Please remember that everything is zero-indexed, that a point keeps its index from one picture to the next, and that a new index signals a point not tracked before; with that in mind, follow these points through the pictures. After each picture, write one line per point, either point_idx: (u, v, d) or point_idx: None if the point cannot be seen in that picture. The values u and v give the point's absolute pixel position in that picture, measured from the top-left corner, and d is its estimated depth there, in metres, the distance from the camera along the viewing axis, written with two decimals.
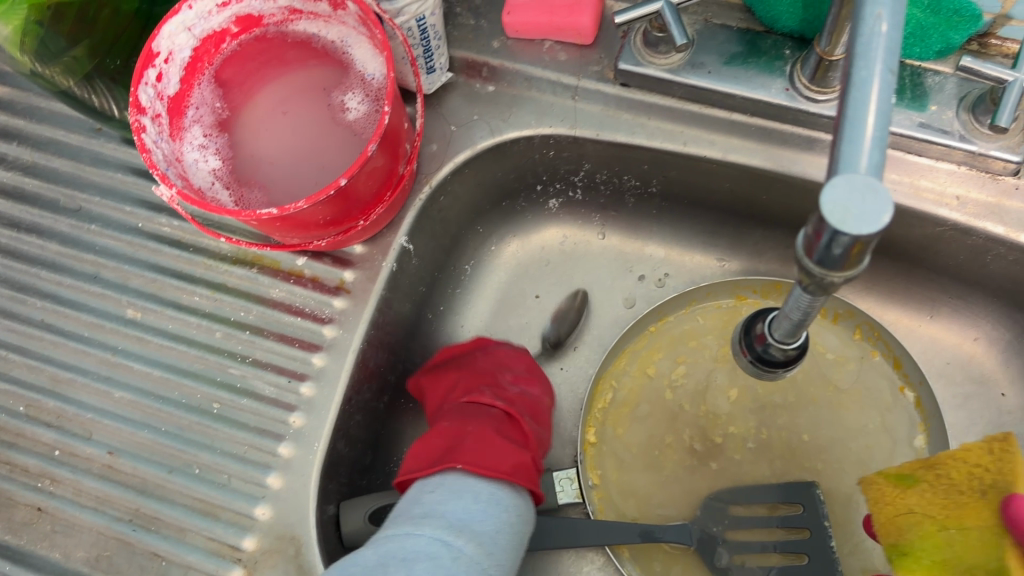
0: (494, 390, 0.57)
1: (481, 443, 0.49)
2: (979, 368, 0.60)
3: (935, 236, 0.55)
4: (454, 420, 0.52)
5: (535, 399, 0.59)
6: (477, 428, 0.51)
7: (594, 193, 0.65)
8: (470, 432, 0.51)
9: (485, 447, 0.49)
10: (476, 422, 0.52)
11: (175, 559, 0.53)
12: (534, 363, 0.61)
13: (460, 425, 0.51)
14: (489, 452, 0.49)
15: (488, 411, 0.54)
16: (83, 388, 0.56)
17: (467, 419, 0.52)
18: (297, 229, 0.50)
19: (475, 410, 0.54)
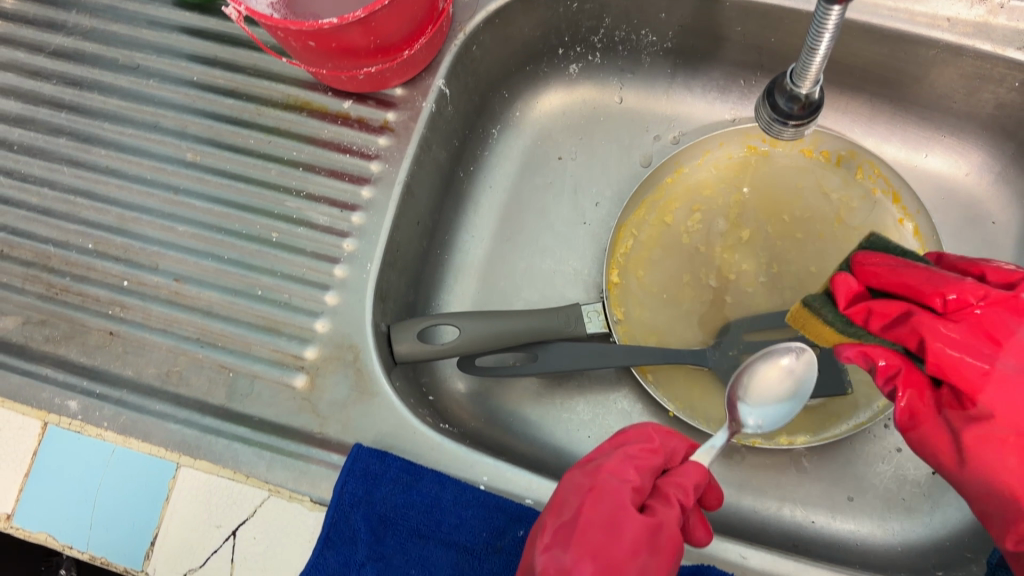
0: (595, 457, 0.52)
1: (565, 525, 0.47)
2: (971, 197, 0.66)
3: (929, 63, 0.60)
4: (560, 493, 0.49)
5: (643, 459, 0.51)
6: (557, 516, 0.48)
7: (612, 55, 0.70)
8: (558, 526, 0.47)
9: (584, 540, 0.46)
10: (564, 508, 0.48)
11: (241, 370, 0.57)
12: (653, 448, 0.51)
13: (547, 516, 0.48)
14: (608, 556, 0.45)
15: (571, 485, 0.50)
16: (148, 225, 0.61)
17: (558, 506, 0.48)
18: (350, 54, 0.55)
19: (563, 486, 0.50)
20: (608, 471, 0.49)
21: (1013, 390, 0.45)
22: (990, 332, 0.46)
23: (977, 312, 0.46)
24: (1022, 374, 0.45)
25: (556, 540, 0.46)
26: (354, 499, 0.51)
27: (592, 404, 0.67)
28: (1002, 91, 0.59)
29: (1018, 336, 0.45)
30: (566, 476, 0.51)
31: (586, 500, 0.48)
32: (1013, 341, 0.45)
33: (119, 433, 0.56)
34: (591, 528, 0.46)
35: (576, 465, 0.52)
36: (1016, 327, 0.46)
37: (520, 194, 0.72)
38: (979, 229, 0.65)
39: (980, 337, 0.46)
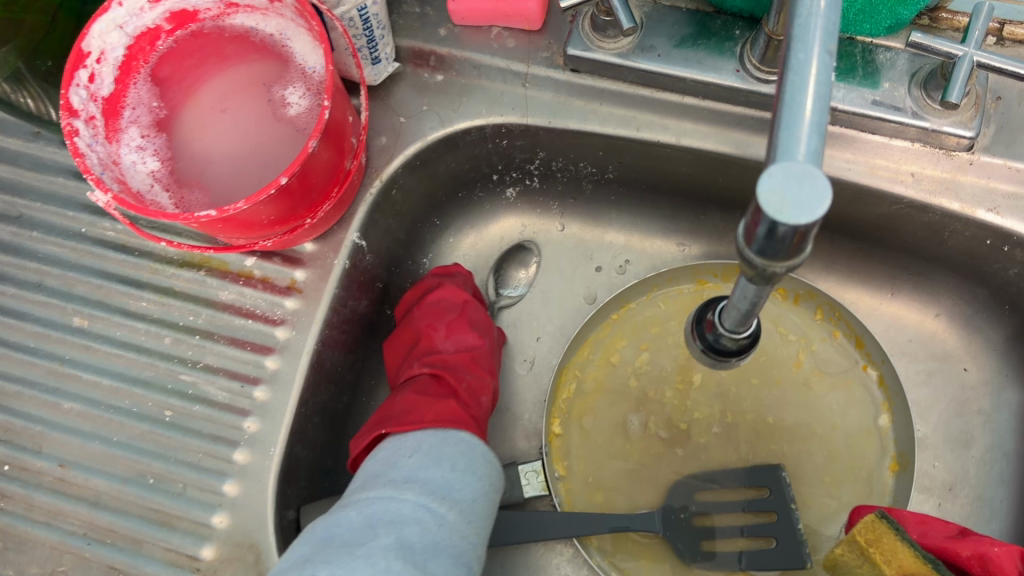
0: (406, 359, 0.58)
1: (456, 327, 0.58)
2: (941, 344, 0.60)
3: (891, 214, 0.54)
4: (435, 318, 0.58)
5: (488, 335, 0.60)
6: (449, 336, 0.57)
7: (551, 181, 0.63)
8: (431, 320, 0.58)
9: (461, 338, 0.58)
10: (445, 318, 0.58)
11: (133, 572, 0.52)
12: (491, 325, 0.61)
13: (425, 345, 0.57)
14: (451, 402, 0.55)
15: (447, 337, 0.57)
16: (30, 400, 0.55)
17: (422, 339, 0.58)
18: (242, 229, 0.48)
19: (393, 354, 0.59)
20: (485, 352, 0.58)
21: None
22: None
23: None
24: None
25: (435, 376, 0.54)
26: None
27: (533, 572, 0.60)
28: (971, 244, 0.54)
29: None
30: (409, 335, 0.58)
31: (434, 377, 0.54)
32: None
33: None
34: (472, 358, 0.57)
35: (432, 305, 0.59)
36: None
37: None
38: (948, 376, 0.60)
39: None
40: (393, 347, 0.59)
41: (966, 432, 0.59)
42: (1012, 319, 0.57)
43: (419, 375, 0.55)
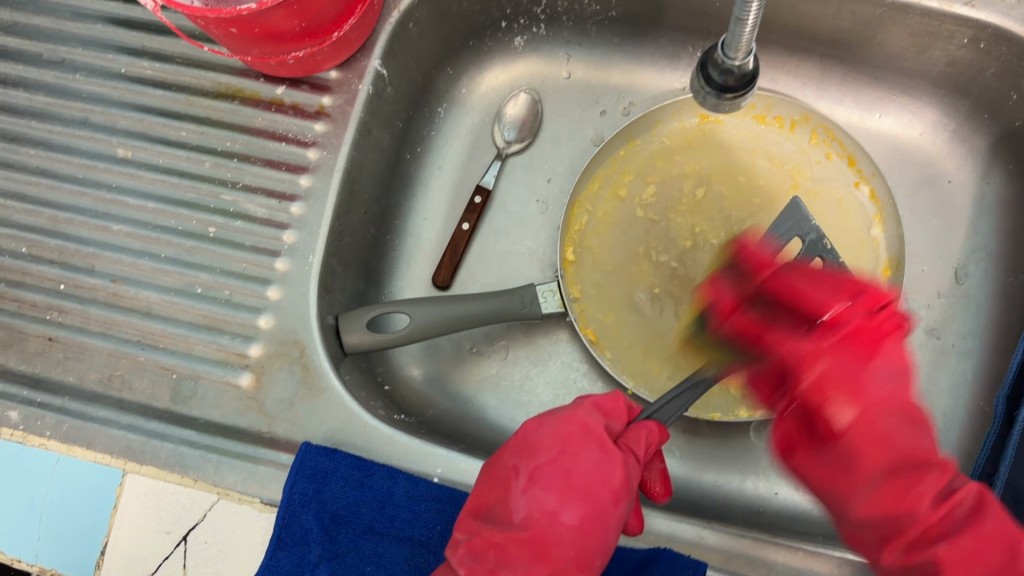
0: (563, 455, 0.49)
1: (543, 523, 0.46)
2: (927, 158, 0.65)
3: (875, 22, 0.59)
4: (551, 485, 0.48)
5: (588, 538, 0.46)
6: (546, 513, 0.47)
7: (557, 26, 0.68)
8: (534, 473, 0.48)
9: (538, 526, 0.46)
10: (539, 462, 0.49)
11: (185, 371, 0.56)
12: (604, 513, 0.47)
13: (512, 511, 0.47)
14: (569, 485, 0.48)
15: (526, 506, 0.47)
16: (83, 226, 0.59)
17: (530, 484, 0.48)
18: (274, 39, 0.53)
19: (586, 421, 0.51)
20: (565, 532, 0.46)
21: (863, 478, 0.46)
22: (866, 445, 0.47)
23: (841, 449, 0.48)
24: (892, 414, 0.47)
25: (518, 546, 0.46)
26: (305, 499, 0.50)
27: (553, 384, 0.65)
28: (951, 48, 0.58)
29: (866, 375, 0.47)
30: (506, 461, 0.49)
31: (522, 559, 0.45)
32: (860, 382, 0.47)
33: (63, 441, 0.54)
34: (534, 543, 0.46)
35: (550, 469, 0.48)
36: (875, 351, 0.48)
37: (469, 175, 0.70)
38: (934, 189, 0.65)
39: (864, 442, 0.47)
40: (590, 475, 0.48)
41: (952, 238, 0.63)
42: (991, 125, 0.62)
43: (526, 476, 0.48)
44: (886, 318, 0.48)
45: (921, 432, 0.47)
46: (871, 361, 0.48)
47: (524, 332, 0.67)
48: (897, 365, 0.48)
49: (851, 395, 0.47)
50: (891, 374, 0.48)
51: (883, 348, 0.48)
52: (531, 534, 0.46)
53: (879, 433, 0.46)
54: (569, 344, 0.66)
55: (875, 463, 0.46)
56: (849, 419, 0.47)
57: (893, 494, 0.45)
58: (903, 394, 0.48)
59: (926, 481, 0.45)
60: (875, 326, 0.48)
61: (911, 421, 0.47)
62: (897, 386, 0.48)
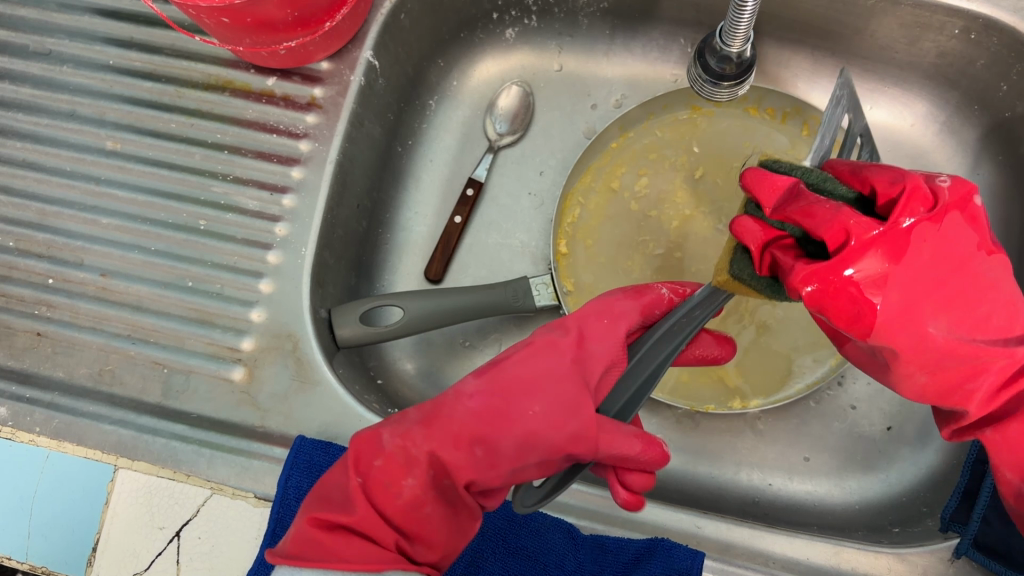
0: (541, 355, 0.48)
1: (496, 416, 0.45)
2: (918, 149, 0.65)
3: (867, 13, 0.59)
4: (519, 387, 0.46)
5: (531, 437, 0.44)
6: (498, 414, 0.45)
7: (549, 18, 0.68)
8: (506, 370, 0.47)
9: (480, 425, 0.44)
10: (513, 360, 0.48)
11: (176, 365, 0.55)
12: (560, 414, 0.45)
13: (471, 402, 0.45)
14: (533, 384, 0.46)
15: (486, 398, 0.46)
16: (71, 219, 0.58)
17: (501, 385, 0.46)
18: (266, 29, 0.52)
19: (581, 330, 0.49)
20: (509, 425, 0.44)
21: (906, 368, 0.43)
22: (934, 258, 0.40)
23: (974, 299, 0.41)
24: (929, 266, 0.40)
25: (469, 434, 0.44)
26: (299, 492, 0.50)
27: None
28: (942, 39, 0.59)
29: (910, 256, 0.40)
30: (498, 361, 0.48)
31: (463, 446, 0.44)
32: (931, 258, 0.40)
33: (52, 437, 0.53)
34: (472, 428, 0.44)
35: (525, 369, 0.47)
36: (911, 252, 0.40)
37: (461, 168, 0.69)
38: None
39: (935, 268, 0.40)
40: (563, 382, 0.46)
41: None
42: (982, 116, 0.62)
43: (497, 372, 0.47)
44: (905, 210, 0.41)
45: (957, 278, 0.41)
46: (896, 263, 0.40)
47: (517, 325, 0.66)
48: (946, 241, 0.41)
49: (940, 303, 0.41)
50: (949, 237, 0.41)
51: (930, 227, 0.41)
52: (476, 420, 0.44)
53: (920, 338, 0.41)
54: None
55: (940, 351, 0.41)
56: (883, 340, 0.41)
57: (944, 385, 0.43)
58: (955, 251, 0.41)
59: (983, 378, 0.42)
60: (923, 250, 0.40)
61: (955, 301, 0.41)
62: (1002, 277, 0.42)
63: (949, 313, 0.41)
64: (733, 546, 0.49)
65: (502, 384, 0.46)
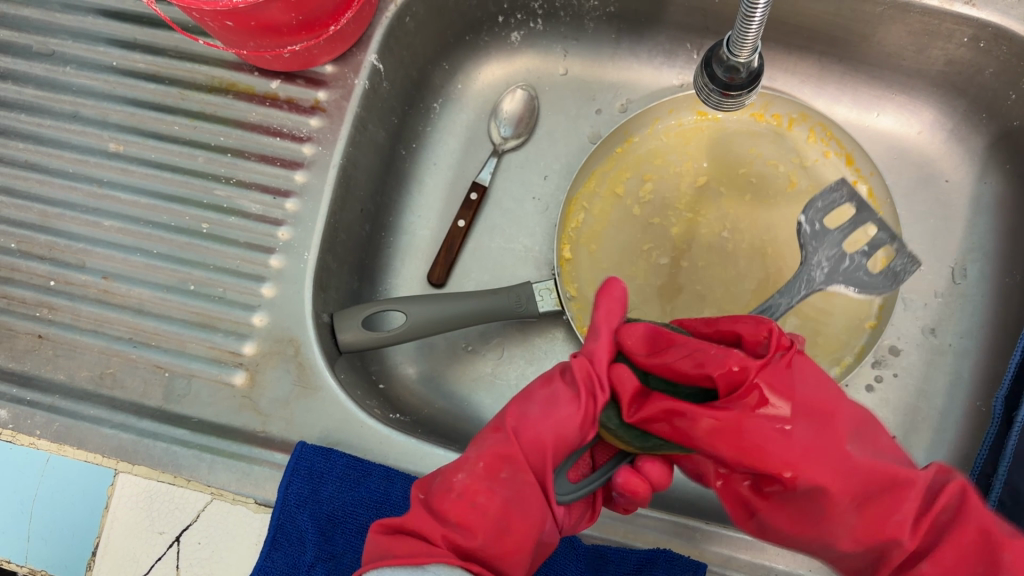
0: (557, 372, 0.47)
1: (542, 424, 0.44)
2: (924, 157, 0.65)
3: (875, 21, 0.59)
4: (545, 401, 0.46)
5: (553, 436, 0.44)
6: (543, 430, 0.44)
7: (554, 21, 0.68)
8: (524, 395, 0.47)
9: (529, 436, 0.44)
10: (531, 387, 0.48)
11: (178, 369, 0.55)
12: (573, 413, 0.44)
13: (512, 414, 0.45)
14: (554, 396, 0.46)
15: (541, 406, 0.45)
16: (73, 221, 0.58)
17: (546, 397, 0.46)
18: (270, 33, 0.52)
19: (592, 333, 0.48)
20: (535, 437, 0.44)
21: (835, 512, 0.41)
22: (740, 433, 0.40)
23: (839, 495, 0.41)
24: (815, 434, 0.41)
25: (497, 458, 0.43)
26: (300, 499, 0.50)
27: None
28: (951, 47, 0.58)
29: (808, 430, 0.41)
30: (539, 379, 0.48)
31: (491, 468, 0.43)
32: (778, 438, 0.40)
33: (52, 440, 0.53)
34: (500, 451, 0.43)
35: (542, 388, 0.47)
36: (798, 387, 0.41)
37: (465, 171, 0.69)
38: (931, 188, 0.64)
39: (733, 436, 0.40)
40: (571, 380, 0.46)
41: (949, 237, 0.63)
42: (989, 125, 0.62)
43: (518, 397, 0.47)
44: (773, 356, 0.42)
45: (835, 431, 0.41)
46: (794, 402, 0.41)
47: (520, 330, 0.66)
48: (824, 387, 0.42)
49: (831, 450, 0.41)
50: (812, 382, 0.42)
51: (795, 364, 0.42)
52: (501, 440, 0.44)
53: (849, 468, 0.41)
54: (566, 343, 0.66)
55: (863, 474, 0.41)
56: (815, 480, 0.41)
57: (874, 521, 0.41)
58: (819, 400, 0.42)
59: (904, 504, 0.41)
60: (774, 376, 0.41)
61: (840, 447, 0.41)
62: (823, 391, 0.42)
63: (864, 439, 0.42)
64: (736, 557, 0.49)
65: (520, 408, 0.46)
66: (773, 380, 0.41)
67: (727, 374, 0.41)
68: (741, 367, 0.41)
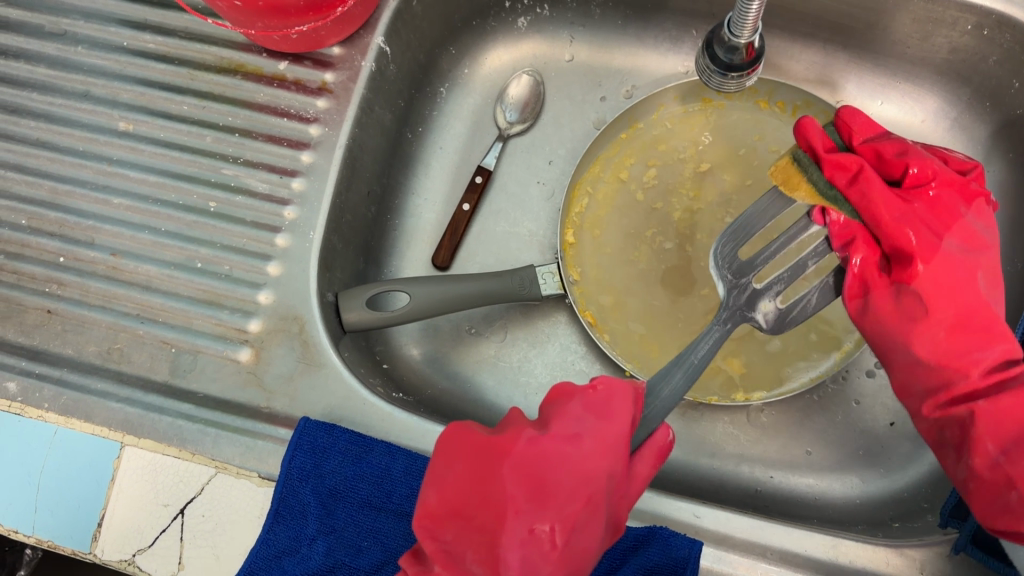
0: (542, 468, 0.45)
1: (547, 537, 0.43)
2: (928, 145, 0.65)
3: (880, 7, 0.59)
4: (554, 500, 0.44)
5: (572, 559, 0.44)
6: (548, 556, 0.43)
7: (561, 6, 0.69)
8: (519, 485, 0.44)
9: (537, 572, 0.43)
10: (517, 466, 0.45)
11: (184, 345, 0.56)
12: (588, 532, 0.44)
13: (506, 521, 0.44)
14: (555, 508, 0.44)
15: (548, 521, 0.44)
16: (83, 199, 0.59)
17: (533, 497, 0.44)
18: (278, 13, 0.53)
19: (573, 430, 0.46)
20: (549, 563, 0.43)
21: (928, 323, 0.49)
22: (941, 211, 0.50)
23: (941, 274, 0.48)
24: (964, 255, 0.49)
25: None
26: (303, 473, 0.50)
27: (550, 366, 0.65)
28: (955, 34, 0.58)
29: (943, 244, 0.49)
30: (507, 445, 0.46)
31: None
32: (957, 285, 0.48)
33: (60, 413, 0.54)
34: None
35: (536, 483, 0.45)
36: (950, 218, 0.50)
37: (470, 155, 0.70)
38: None
39: (934, 213, 0.50)
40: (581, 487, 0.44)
41: None
42: (993, 113, 0.62)
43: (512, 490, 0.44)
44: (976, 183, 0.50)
45: (987, 291, 0.49)
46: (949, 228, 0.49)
47: (523, 314, 0.67)
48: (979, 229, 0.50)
49: (983, 270, 0.49)
50: (980, 224, 0.50)
51: (978, 203, 0.50)
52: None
53: (963, 283, 0.48)
54: (568, 326, 0.66)
55: (976, 313, 0.48)
56: (918, 285, 0.49)
57: (948, 352, 0.49)
58: (981, 236, 0.50)
59: (990, 350, 0.48)
60: (950, 211, 0.50)
61: (959, 325, 0.49)
62: (992, 239, 0.50)
63: (990, 278, 0.49)
64: (731, 537, 0.49)
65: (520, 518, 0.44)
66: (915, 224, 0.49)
67: (890, 224, 0.49)
68: (931, 178, 0.50)
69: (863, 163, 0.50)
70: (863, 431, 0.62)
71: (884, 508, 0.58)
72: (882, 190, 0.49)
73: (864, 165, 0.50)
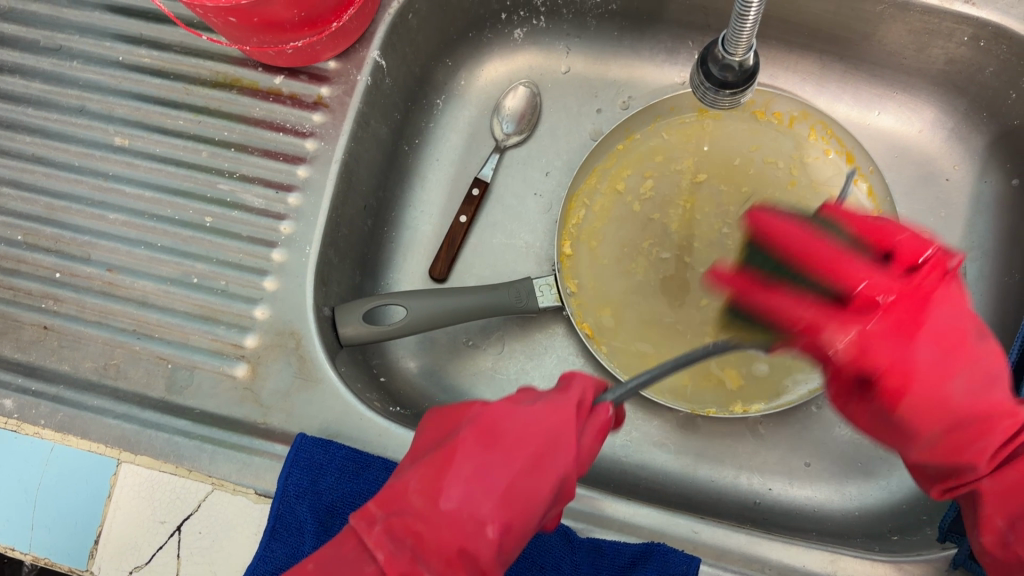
0: (500, 419, 0.45)
1: (491, 479, 0.43)
2: (925, 155, 0.65)
3: (875, 18, 0.59)
4: (508, 446, 0.44)
5: (513, 509, 0.43)
6: (491, 495, 0.43)
7: (557, 18, 0.68)
8: (476, 432, 0.45)
9: (479, 509, 0.42)
10: (481, 420, 0.45)
11: (180, 361, 0.56)
12: (535, 486, 0.43)
13: (454, 461, 0.43)
14: (506, 459, 0.44)
15: (487, 470, 0.43)
16: (78, 214, 0.59)
17: (484, 442, 0.44)
18: (273, 29, 0.53)
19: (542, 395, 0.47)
20: (487, 512, 0.42)
21: (920, 440, 0.45)
22: (914, 310, 0.44)
23: (922, 383, 0.44)
24: (939, 360, 0.44)
25: (451, 547, 0.41)
26: (299, 490, 0.50)
27: (548, 378, 0.65)
28: (951, 46, 0.58)
29: (916, 350, 0.44)
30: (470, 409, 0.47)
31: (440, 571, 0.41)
32: (936, 398, 0.44)
33: (57, 430, 0.54)
34: (453, 544, 0.41)
35: (490, 432, 0.45)
36: (930, 310, 0.44)
37: (466, 167, 0.69)
38: (932, 186, 0.64)
39: (904, 320, 0.44)
40: (529, 435, 0.45)
41: (948, 235, 0.63)
42: (989, 123, 0.62)
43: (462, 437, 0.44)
44: (927, 278, 0.43)
45: (956, 364, 0.44)
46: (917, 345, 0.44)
47: (520, 326, 0.66)
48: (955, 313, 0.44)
49: (948, 365, 0.44)
50: (954, 310, 0.45)
51: (936, 295, 0.44)
52: (455, 524, 0.41)
53: (941, 399, 0.44)
54: (565, 338, 0.66)
55: (961, 410, 0.44)
56: (906, 406, 0.45)
57: (954, 447, 0.45)
58: (954, 327, 0.44)
59: (989, 438, 0.44)
60: (912, 313, 0.44)
61: (957, 431, 0.44)
62: (962, 317, 0.44)
63: (970, 374, 0.44)
64: (729, 552, 0.49)
65: (471, 463, 0.43)
66: (881, 351, 0.44)
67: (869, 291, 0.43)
68: (887, 293, 0.43)
69: (840, 258, 0.43)
70: (862, 443, 0.62)
71: (883, 520, 0.58)
72: (813, 313, 0.43)
73: (790, 300, 0.43)
